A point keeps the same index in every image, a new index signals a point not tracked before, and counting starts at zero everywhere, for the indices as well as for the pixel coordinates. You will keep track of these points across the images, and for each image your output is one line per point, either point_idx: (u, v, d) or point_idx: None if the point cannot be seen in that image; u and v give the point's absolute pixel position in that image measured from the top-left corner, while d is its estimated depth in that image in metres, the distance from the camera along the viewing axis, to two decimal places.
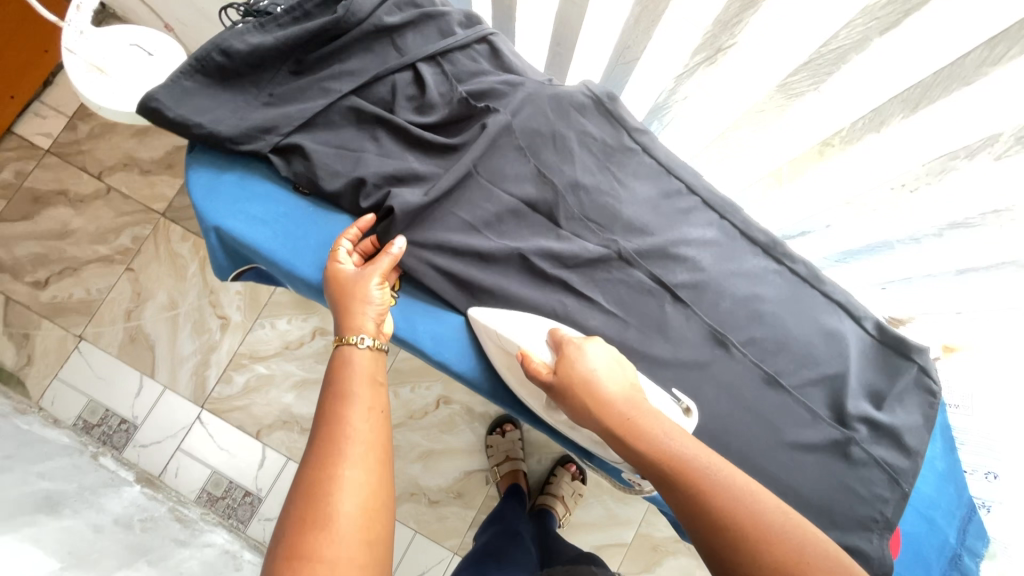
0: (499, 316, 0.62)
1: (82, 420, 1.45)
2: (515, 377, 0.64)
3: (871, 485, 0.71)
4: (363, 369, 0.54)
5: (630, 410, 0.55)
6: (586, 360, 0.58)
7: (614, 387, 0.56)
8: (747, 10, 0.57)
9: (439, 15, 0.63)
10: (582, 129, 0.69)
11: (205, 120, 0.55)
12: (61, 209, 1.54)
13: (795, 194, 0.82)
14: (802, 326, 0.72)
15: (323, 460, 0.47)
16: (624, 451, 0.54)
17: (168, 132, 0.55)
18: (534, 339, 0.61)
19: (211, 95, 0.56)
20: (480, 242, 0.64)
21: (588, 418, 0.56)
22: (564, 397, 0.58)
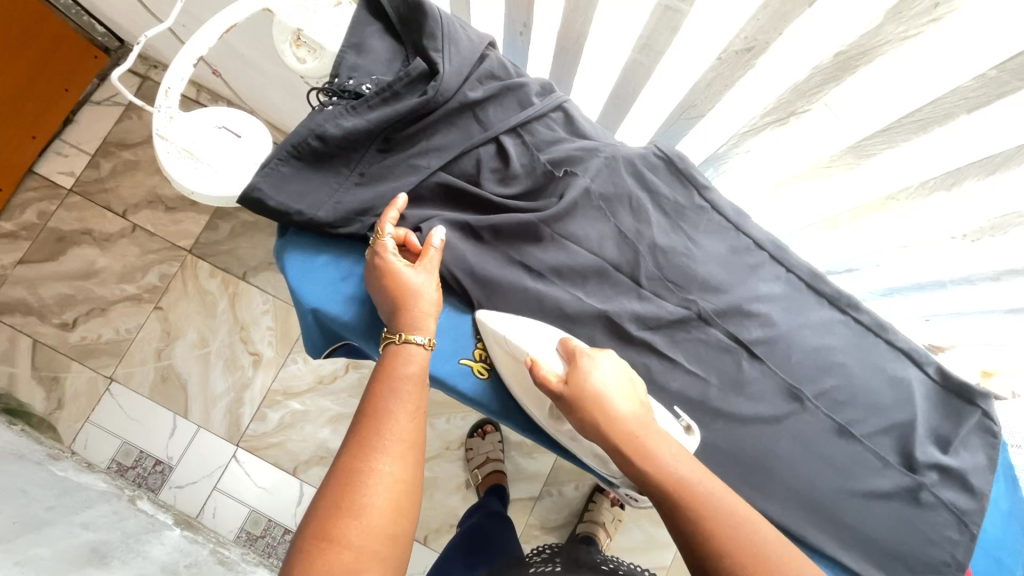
0: (509, 322, 0.61)
1: (116, 463, 1.44)
2: (519, 388, 0.63)
3: (942, 529, 0.73)
4: (411, 368, 0.54)
5: (635, 429, 0.55)
6: (596, 375, 0.57)
7: (623, 405, 0.56)
8: (829, 80, 0.58)
9: (518, 86, 0.64)
10: (655, 190, 0.70)
11: (304, 207, 0.56)
12: (86, 249, 1.53)
13: (848, 237, 0.84)
14: (870, 375, 0.74)
15: (359, 452, 0.49)
16: (628, 468, 0.55)
17: (269, 219, 0.56)
18: (543, 347, 0.60)
19: (306, 179, 0.57)
20: (565, 306, 0.65)
21: (595, 431, 0.57)
22: (570, 407, 0.57)
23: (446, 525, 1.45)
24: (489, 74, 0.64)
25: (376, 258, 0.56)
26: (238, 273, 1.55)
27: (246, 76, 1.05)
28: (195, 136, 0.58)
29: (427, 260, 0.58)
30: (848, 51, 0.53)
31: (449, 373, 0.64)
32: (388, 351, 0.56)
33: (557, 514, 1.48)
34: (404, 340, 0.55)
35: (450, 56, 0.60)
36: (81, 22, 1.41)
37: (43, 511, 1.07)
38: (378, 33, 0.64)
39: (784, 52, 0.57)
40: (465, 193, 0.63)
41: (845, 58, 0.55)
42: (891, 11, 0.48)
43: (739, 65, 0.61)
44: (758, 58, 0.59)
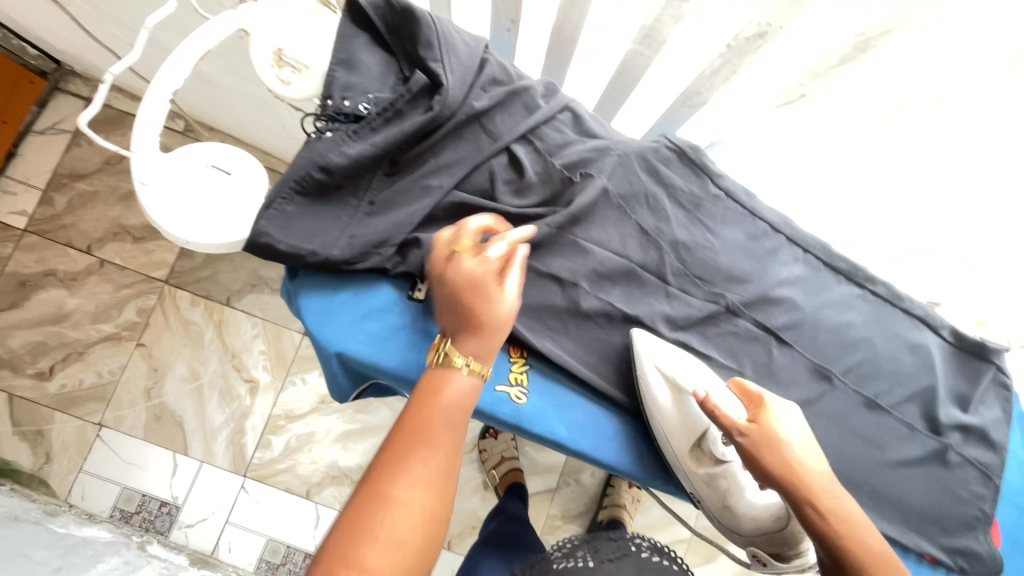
0: (666, 356, 0.62)
1: (119, 510, 1.38)
2: (672, 426, 0.63)
3: (969, 485, 0.75)
4: (454, 398, 0.49)
5: (824, 489, 0.56)
6: (784, 424, 0.58)
7: (812, 462, 0.57)
8: (844, 61, 0.57)
9: (523, 90, 0.61)
10: (669, 184, 0.68)
11: (316, 247, 0.52)
12: (53, 291, 1.43)
13: (852, 208, 0.83)
14: (892, 346, 0.75)
15: (388, 476, 0.44)
16: (817, 524, 0.55)
17: (280, 263, 0.51)
18: (714, 387, 0.62)
19: (314, 215, 0.52)
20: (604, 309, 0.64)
21: (782, 481, 0.57)
22: (758, 457, 0.58)
23: (469, 527, 1.45)
24: (492, 80, 0.60)
25: (448, 268, 0.52)
26: (222, 298, 1.49)
27: (210, 93, 0.98)
28: (181, 175, 0.54)
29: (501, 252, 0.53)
30: (868, 32, 0.53)
31: (484, 402, 0.59)
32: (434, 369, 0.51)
33: (576, 503, 1.49)
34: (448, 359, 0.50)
35: (451, 65, 0.56)
36: (12, 46, 1.30)
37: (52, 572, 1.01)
38: (367, 45, 0.59)
39: (795, 41, 0.56)
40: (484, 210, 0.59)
41: (864, 39, 0.54)
42: None
43: (749, 50, 0.60)
44: (769, 44, 0.58)
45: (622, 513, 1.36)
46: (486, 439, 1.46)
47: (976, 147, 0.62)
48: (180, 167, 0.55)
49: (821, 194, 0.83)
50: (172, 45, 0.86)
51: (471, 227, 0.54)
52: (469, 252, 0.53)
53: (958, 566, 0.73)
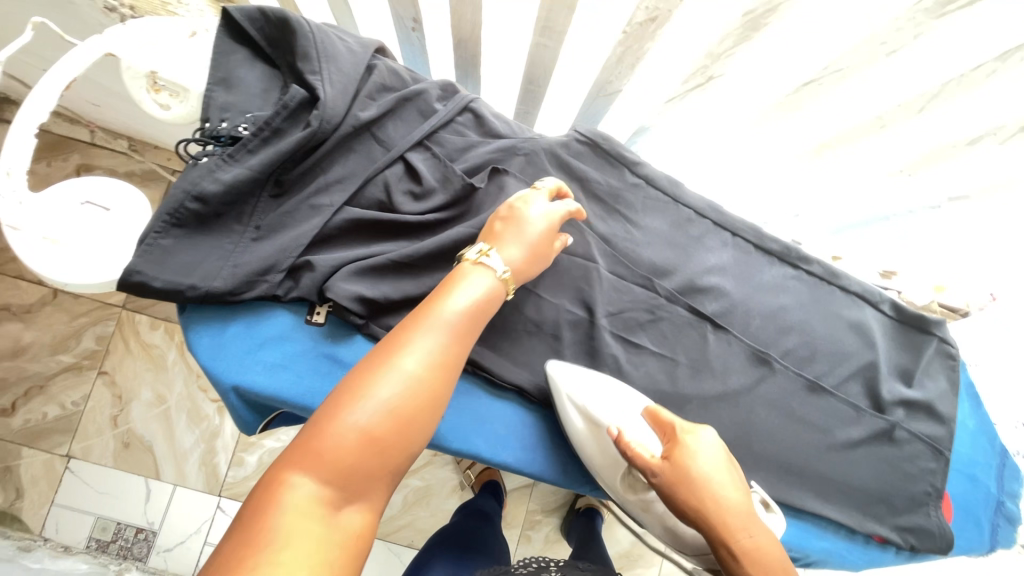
0: (578, 384, 0.59)
1: (95, 540, 1.37)
2: (595, 453, 0.61)
3: (918, 460, 0.74)
4: (408, 360, 0.42)
5: (745, 529, 0.49)
6: (700, 458, 0.52)
7: (732, 497, 0.50)
8: (740, 41, 0.55)
9: (416, 94, 0.58)
10: (584, 177, 0.66)
11: (197, 280, 0.50)
12: (7, 326, 1.41)
13: (785, 185, 0.82)
14: (830, 326, 0.73)
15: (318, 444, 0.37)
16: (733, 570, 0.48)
17: (160, 300, 0.49)
18: (628, 418, 0.58)
19: (193, 246, 0.50)
20: (527, 307, 0.63)
21: (697, 521, 0.50)
22: (671, 497, 0.52)
23: None
24: (380, 86, 0.57)
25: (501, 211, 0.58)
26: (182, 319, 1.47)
27: (129, 117, 0.95)
28: (52, 217, 0.51)
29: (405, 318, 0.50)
30: (756, 10, 0.50)
31: None
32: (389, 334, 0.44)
33: (555, 496, 1.49)
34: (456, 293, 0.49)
35: (331, 76, 0.54)
36: None
37: None
38: (246, 60, 0.56)
39: (687, 24, 0.54)
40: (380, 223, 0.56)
41: (753, 18, 0.52)
42: None
43: (645, 36, 0.57)
44: (663, 28, 0.55)
45: (598, 502, 1.37)
46: None
47: (889, 119, 0.61)
48: (48, 207, 0.51)
49: (752, 173, 0.81)
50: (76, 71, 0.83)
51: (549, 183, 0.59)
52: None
53: (908, 544, 0.72)
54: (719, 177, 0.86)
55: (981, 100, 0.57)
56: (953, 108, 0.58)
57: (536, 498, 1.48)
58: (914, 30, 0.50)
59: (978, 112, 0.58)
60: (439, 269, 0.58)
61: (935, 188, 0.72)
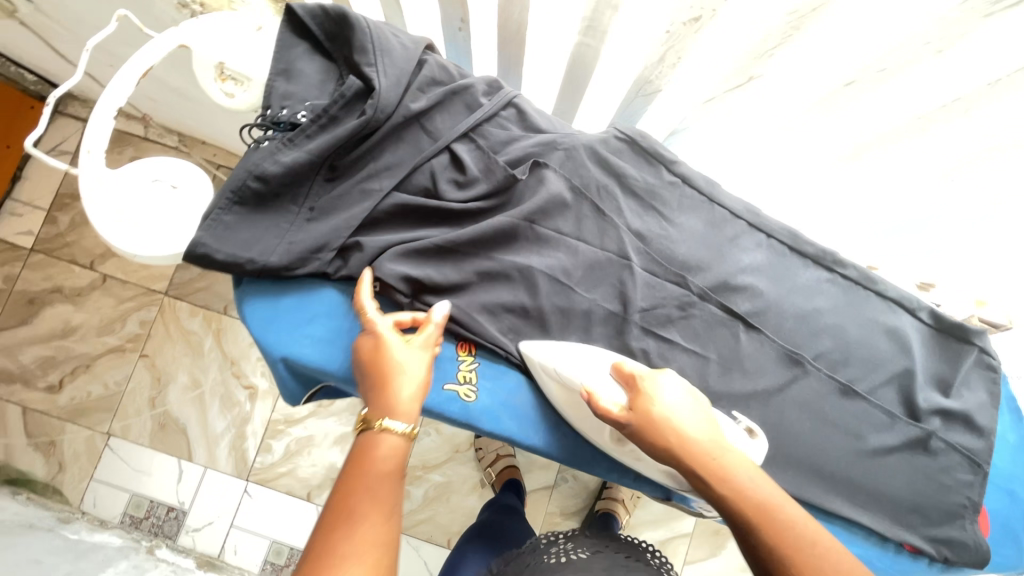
0: (554, 352, 0.59)
1: (129, 516, 1.42)
2: (571, 410, 0.62)
3: (954, 472, 0.72)
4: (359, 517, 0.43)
5: (711, 453, 0.54)
6: (660, 399, 0.56)
7: (694, 431, 0.55)
8: (783, 41, 0.56)
9: (463, 89, 0.61)
10: (622, 173, 0.67)
11: (255, 255, 0.53)
12: (60, 307, 1.49)
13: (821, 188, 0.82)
14: (865, 331, 0.72)
15: (324, 558, 0.41)
16: (704, 490, 0.54)
17: (221, 272, 0.53)
18: (601, 377, 0.58)
19: (253, 224, 0.53)
20: (562, 298, 0.63)
21: (667, 456, 0.55)
22: (642, 438, 0.56)
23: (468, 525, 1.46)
24: (430, 80, 0.60)
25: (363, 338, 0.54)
26: (220, 308, 1.53)
27: (186, 109, 1.01)
28: (128, 192, 0.55)
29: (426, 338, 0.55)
30: (800, 10, 0.51)
31: (433, 401, 0.60)
32: (362, 437, 0.48)
33: (575, 499, 1.49)
34: (380, 428, 0.48)
35: (386, 69, 0.57)
36: (10, 73, 1.35)
37: None
38: (306, 53, 0.60)
39: (728, 24, 0.55)
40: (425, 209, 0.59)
41: (798, 17, 0.52)
42: None
43: (687, 35, 0.59)
44: (705, 27, 0.57)
45: (617, 507, 1.37)
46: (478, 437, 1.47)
47: (934, 117, 0.61)
48: (125, 184, 0.56)
49: (790, 176, 0.81)
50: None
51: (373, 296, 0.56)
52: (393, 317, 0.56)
53: (941, 555, 0.70)
54: (756, 179, 0.86)
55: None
56: (998, 109, 0.58)
57: (555, 499, 1.48)
58: (962, 28, 0.50)
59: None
60: (478, 254, 0.61)
61: (975, 186, 0.73)
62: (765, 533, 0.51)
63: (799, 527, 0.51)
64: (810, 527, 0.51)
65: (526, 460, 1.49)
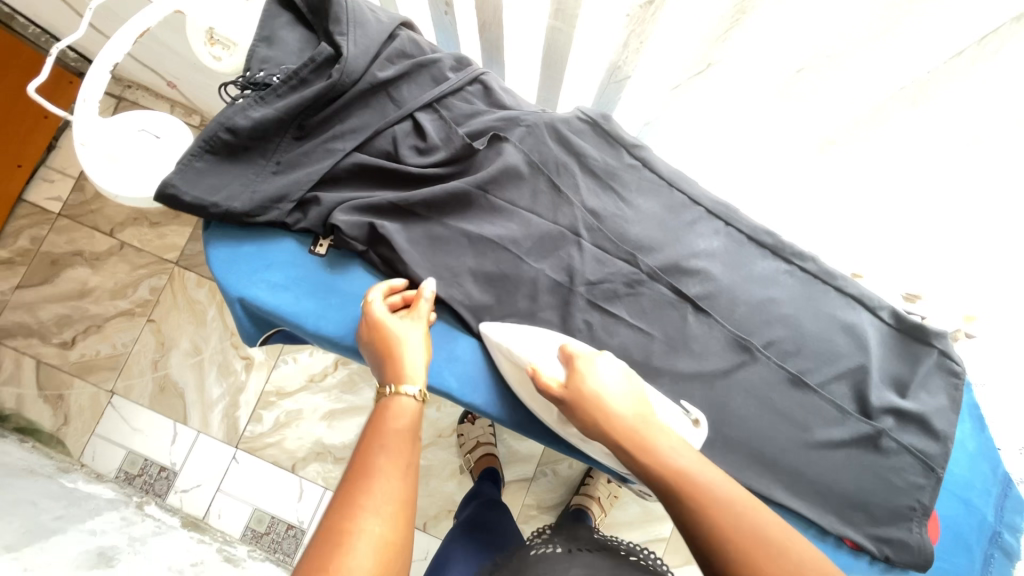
0: (511, 335, 0.64)
1: (123, 472, 1.49)
2: (524, 392, 0.66)
3: (905, 473, 0.72)
4: (381, 475, 0.47)
5: (636, 428, 0.57)
6: (593, 377, 0.60)
7: (622, 407, 0.58)
8: (735, 27, 0.58)
9: (431, 62, 0.65)
10: (581, 153, 0.70)
11: (220, 199, 0.57)
12: (79, 269, 1.58)
13: (793, 180, 0.84)
14: (819, 324, 0.73)
15: (350, 499, 0.45)
16: (632, 465, 0.56)
17: (188, 214, 0.57)
18: (544, 355, 0.63)
19: (222, 172, 0.58)
20: (506, 264, 0.67)
21: (598, 430, 0.58)
22: (573, 412, 0.60)
23: (444, 510, 1.48)
24: (400, 52, 0.64)
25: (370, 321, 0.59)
26: None
27: (200, 83, 1.08)
28: (114, 136, 0.60)
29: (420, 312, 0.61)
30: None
31: None
32: (379, 406, 0.55)
33: (552, 493, 1.49)
34: (394, 392, 0.54)
35: (356, 38, 0.61)
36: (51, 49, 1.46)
37: (52, 520, 1.14)
38: (288, 23, 0.66)
39: (681, 8, 0.57)
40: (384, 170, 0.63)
41: (743, 6, 0.55)
42: None
43: (646, 19, 0.61)
44: (661, 11, 0.59)
45: (591, 504, 1.37)
46: (460, 422, 1.49)
47: (888, 100, 0.63)
48: (113, 129, 0.61)
49: (763, 172, 0.85)
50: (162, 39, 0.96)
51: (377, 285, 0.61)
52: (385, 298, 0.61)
53: (883, 554, 0.71)
54: (731, 172, 0.89)
55: (975, 86, 0.60)
56: (948, 96, 0.61)
57: (533, 492, 1.49)
58: (898, 15, 0.52)
59: (974, 94, 0.61)
60: (433, 217, 0.66)
61: (938, 178, 0.74)
62: (694, 506, 0.50)
63: (733, 509, 0.50)
64: (748, 510, 0.50)
65: (506, 450, 1.50)
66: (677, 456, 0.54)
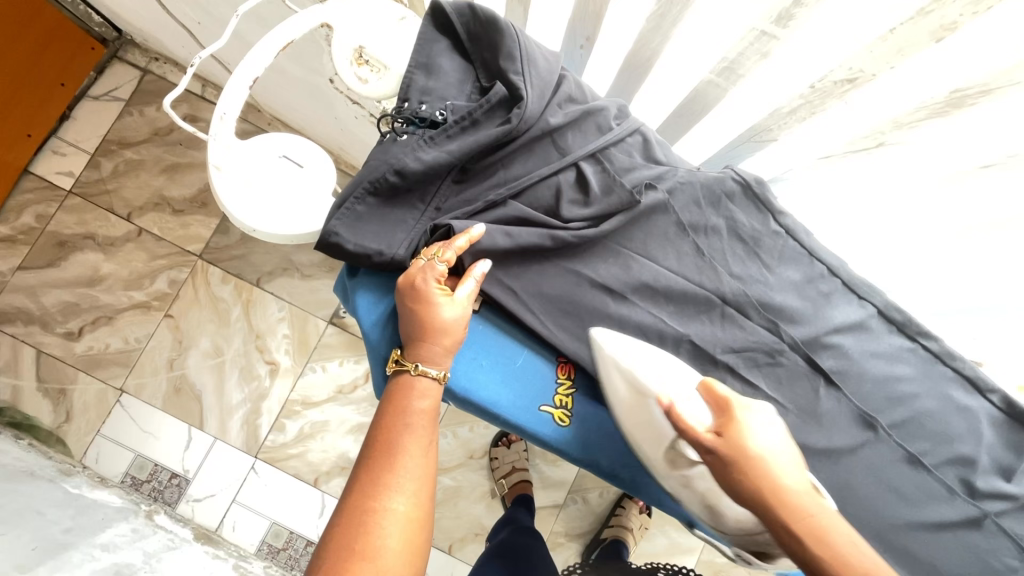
0: (633, 353, 0.61)
1: (130, 477, 1.38)
2: (632, 422, 0.62)
3: (1002, 556, 0.70)
4: (408, 462, 0.50)
5: (807, 509, 0.47)
6: (755, 435, 0.52)
7: (791, 481, 0.49)
8: (932, 115, 0.56)
9: (597, 110, 0.62)
10: (733, 218, 0.68)
11: (383, 247, 0.57)
12: (89, 254, 1.46)
13: (921, 255, 0.75)
14: (939, 405, 0.72)
15: (375, 479, 0.49)
16: (799, 557, 0.45)
17: (347, 261, 0.56)
18: (684, 394, 0.58)
19: (382, 213, 0.57)
20: (648, 329, 0.65)
21: (758, 503, 0.49)
22: (723, 469, 0.51)
23: (472, 533, 1.44)
24: (568, 97, 0.61)
25: (420, 281, 0.55)
26: (252, 278, 1.50)
27: (277, 81, 1.00)
28: (255, 163, 0.57)
29: (467, 293, 0.57)
30: (966, 89, 0.52)
31: (530, 421, 0.62)
32: (399, 380, 0.55)
33: (581, 521, 1.47)
34: (417, 373, 0.55)
35: (531, 78, 0.57)
36: (78, 11, 1.33)
37: (62, 533, 0.99)
38: (446, 50, 0.59)
39: (886, 90, 0.56)
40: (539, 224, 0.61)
41: (960, 95, 0.53)
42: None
43: (833, 93, 0.60)
44: (857, 90, 0.58)
45: (627, 535, 1.35)
46: (493, 445, 1.45)
47: None
48: (257, 156, 0.59)
49: (899, 246, 0.77)
50: (251, 40, 0.89)
51: (459, 246, 0.55)
52: (445, 261, 0.55)
53: None
54: (854, 237, 0.82)
55: None
56: None
57: (562, 518, 1.47)
58: None
59: None
60: (580, 273, 0.64)
61: None
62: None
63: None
64: None
65: (538, 474, 1.48)
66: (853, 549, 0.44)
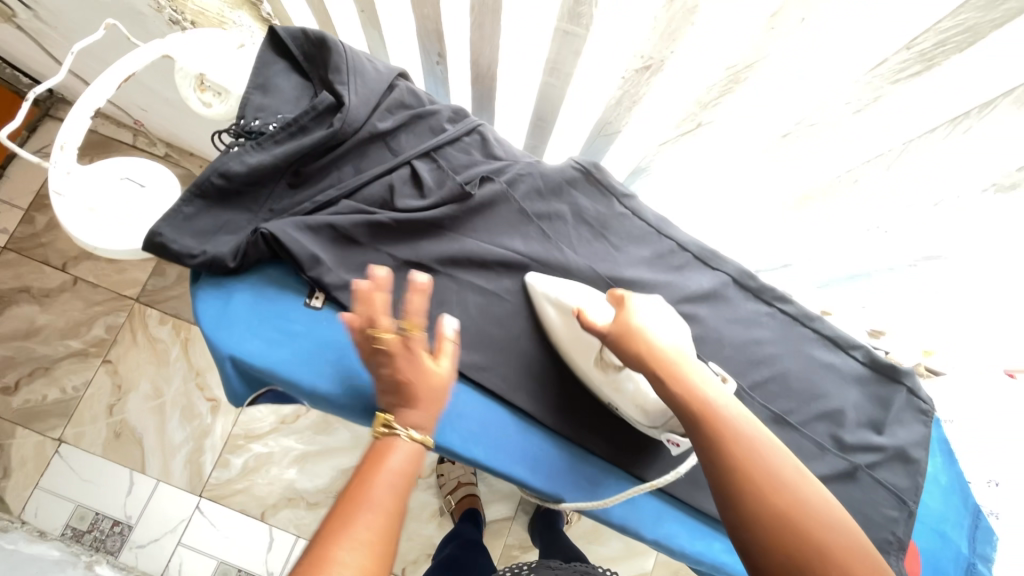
0: (559, 285, 0.67)
1: (71, 528, 1.36)
2: (568, 342, 0.67)
3: (879, 506, 0.73)
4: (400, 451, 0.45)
5: (676, 361, 0.56)
6: (638, 315, 0.59)
7: (663, 342, 0.57)
8: (724, 92, 0.62)
9: (429, 114, 0.69)
10: (576, 203, 0.73)
11: (205, 246, 0.60)
12: (25, 307, 1.47)
13: (779, 229, 0.83)
14: (804, 365, 0.75)
15: (369, 472, 0.43)
16: (664, 393, 0.54)
17: (172, 261, 0.59)
18: (591, 303, 0.64)
19: (213, 214, 0.60)
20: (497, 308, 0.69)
21: (637, 364, 0.57)
22: (617, 346, 0.58)
23: (424, 554, 1.42)
24: (399, 103, 0.67)
25: None
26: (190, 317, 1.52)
27: (181, 119, 1.05)
28: (93, 185, 0.60)
29: None
30: (735, 68, 0.57)
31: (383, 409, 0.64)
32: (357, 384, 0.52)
33: None
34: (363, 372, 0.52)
35: (357, 87, 0.63)
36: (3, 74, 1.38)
37: None
38: (284, 70, 0.64)
39: (679, 73, 0.61)
40: (367, 217, 0.64)
41: (735, 72, 0.58)
42: (764, 28, 0.52)
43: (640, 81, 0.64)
44: (655, 76, 0.63)
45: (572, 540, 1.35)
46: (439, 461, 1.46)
47: (863, 171, 0.65)
48: (95, 177, 0.60)
49: (755, 220, 0.84)
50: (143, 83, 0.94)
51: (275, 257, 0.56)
52: None
53: None
54: (719, 220, 0.90)
55: (940, 155, 0.58)
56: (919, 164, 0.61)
57: (515, 530, 1.46)
58: (871, 91, 0.54)
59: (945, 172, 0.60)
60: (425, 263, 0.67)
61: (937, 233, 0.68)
62: (714, 433, 0.50)
63: (755, 449, 0.49)
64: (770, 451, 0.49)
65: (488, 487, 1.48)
66: (707, 386, 0.54)
